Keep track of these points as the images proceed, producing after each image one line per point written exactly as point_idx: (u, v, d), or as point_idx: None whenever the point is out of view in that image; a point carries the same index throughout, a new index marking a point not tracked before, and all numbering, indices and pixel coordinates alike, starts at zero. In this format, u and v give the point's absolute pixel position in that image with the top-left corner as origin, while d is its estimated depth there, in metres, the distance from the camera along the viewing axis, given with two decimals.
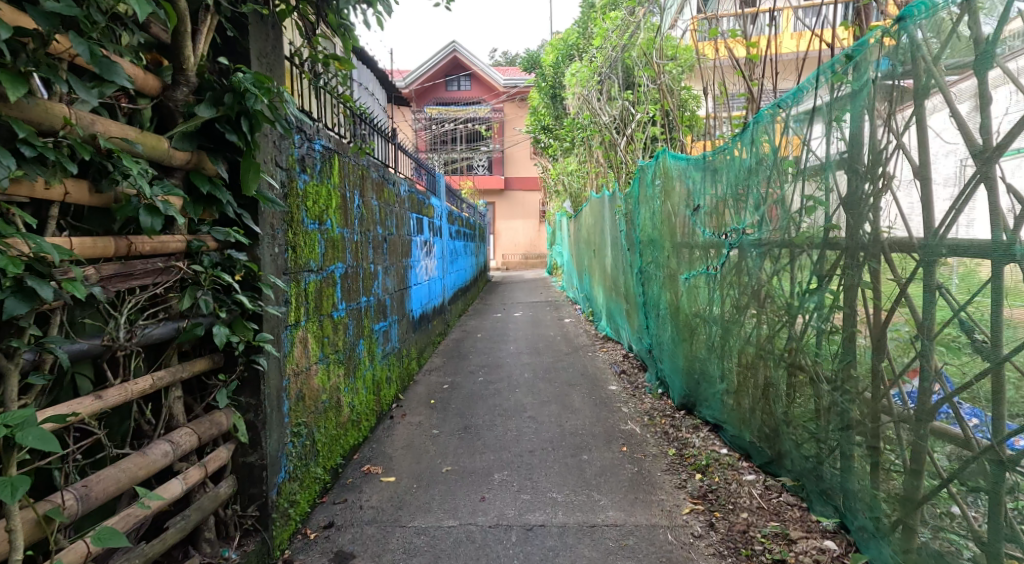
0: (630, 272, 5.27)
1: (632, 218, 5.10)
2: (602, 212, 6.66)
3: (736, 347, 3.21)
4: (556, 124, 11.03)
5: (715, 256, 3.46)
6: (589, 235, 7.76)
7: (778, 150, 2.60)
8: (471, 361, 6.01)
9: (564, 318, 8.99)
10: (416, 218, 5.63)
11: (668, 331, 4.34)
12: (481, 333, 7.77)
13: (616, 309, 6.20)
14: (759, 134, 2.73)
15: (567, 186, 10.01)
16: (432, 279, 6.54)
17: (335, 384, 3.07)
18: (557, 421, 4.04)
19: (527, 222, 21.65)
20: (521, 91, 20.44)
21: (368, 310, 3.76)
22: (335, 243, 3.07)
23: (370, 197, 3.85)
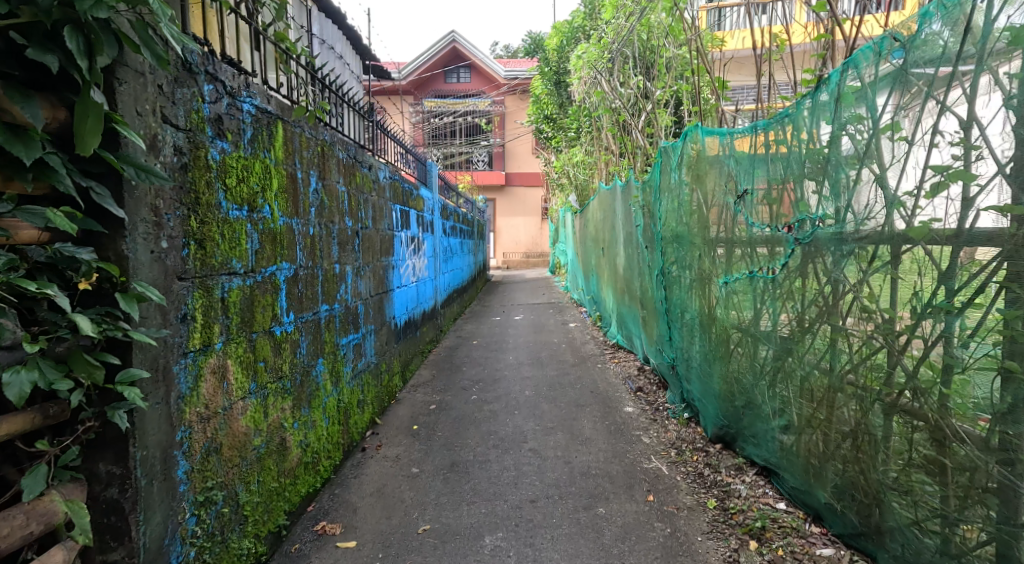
0: (648, 274, 4.56)
1: (651, 211, 4.39)
2: (613, 205, 5.94)
3: (797, 373, 2.50)
4: (561, 113, 10.27)
5: (767, 255, 2.75)
6: (597, 231, 7.05)
7: (880, 109, 1.92)
8: (464, 375, 5.30)
9: (568, 322, 8.26)
10: (401, 211, 4.90)
11: (698, 346, 3.64)
12: (477, 339, 7.06)
13: (629, 315, 5.50)
14: (847, 89, 2.05)
15: (572, 179, 9.29)
16: (422, 281, 5.85)
17: (278, 421, 2.36)
18: (564, 456, 3.32)
19: (529, 219, 20.92)
20: (522, 83, 19.72)
21: (331, 320, 3.05)
22: (277, 237, 2.35)
23: (335, 182, 3.14)
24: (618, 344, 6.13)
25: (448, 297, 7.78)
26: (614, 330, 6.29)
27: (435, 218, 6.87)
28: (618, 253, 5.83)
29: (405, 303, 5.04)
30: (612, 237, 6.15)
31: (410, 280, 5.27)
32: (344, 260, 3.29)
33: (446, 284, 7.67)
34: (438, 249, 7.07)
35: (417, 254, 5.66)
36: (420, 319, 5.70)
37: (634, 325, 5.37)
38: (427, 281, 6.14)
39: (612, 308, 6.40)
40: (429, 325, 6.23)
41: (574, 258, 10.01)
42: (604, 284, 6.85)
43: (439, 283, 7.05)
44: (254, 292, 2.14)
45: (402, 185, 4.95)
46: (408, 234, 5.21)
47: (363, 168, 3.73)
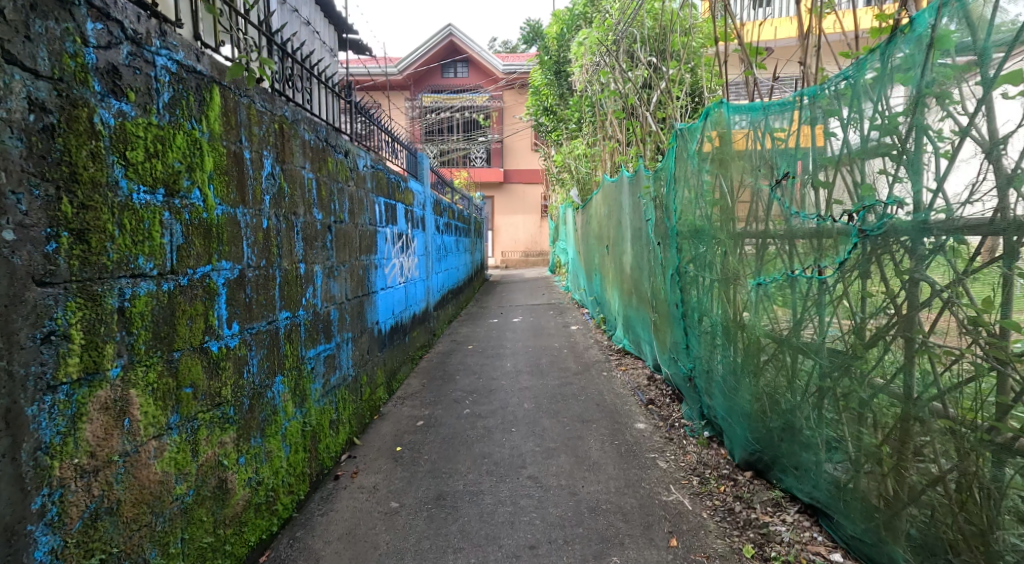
0: (660, 275, 4.10)
1: (665, 204, 3.93)
2: (619, 199, 5.46)
3: (855, 396, 2.04)
4: (561, 104, 9.80)
5: (818, 253, 2.28)
6: (601, 228, 6.58)
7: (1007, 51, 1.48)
8: (457, 385, 4.83)
9: (570, 325, 7.79)
10: (385, 205, 4.42)
11: (724, 356, 3.18)
12: (473, 344, 6.60)
13: (639, 319, 5.04)
14: (950, 33, 1.62)
15: (573, 173, 8.81)
16: (411, 282, 5.40)
17: (215, 461, 1.89)
18: (569, 486, 2.86)
19: (528, 217, 20.45)
20: (521, 77, 19.23)
21: (294, 330, 2.58)
22: (211, 231, 1.89)
23: (299, 167, 2.67)
24: (625, 350, 5.67)
25: (441, 298, 7.32)
26: (620, 334, 5.83)
27: (427, 214, 6.41)
28: (625, 250, 5.37)
29: (390, 307, 4.58)
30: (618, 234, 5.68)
31: (397, 281, 4.82)
32: (312, 259, 2.83)
33: (439, 284, 7.22)
34: (431, 248, 6.61)
35: (406, 253, 5.20)
36: (408, 324, 5.23)
37: (644, 330, 4.90)
38: (417, 282, 5.69)
39: (617, 312, 5.94)
40: (419, 330, 5.76)
41: (576, 257, 9.54)
42: (609, 285, 6.38)
43: (432, 283, 6.60)
44: (176, 300, 1.68)
45: (386, 176, 4.49)
46: (394, 230, 4.76)
47: (336, 153, 3.27)
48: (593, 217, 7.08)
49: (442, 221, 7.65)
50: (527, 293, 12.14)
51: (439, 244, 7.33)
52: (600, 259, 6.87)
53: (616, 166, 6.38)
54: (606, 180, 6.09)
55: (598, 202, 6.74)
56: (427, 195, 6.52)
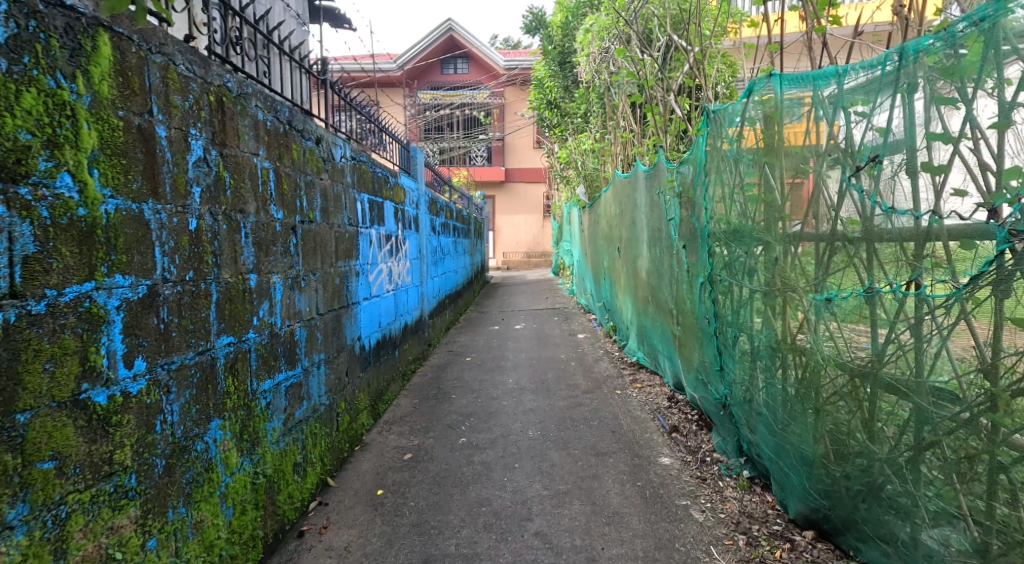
0: (686, 282, 3.58)
1: (692, 201, 3.41)
2: (633, 196, 4.93)
3: (997, 457, 1.65)
4: (566, 97, 9.25)
5: (921, 267, 1.80)
6: (610, 227, 6.06)
7: None
8: (452, 405, 4.31)
9: (576, 333, 7.26)
10: (370, 202, 3.88)
11: (772, 382, 2.67)
12: (471, 355, 6.08)
13: (657, 330, 4.54)
14: None
15: (578, 170, 8.28)
16: (402, 289, 4.89)
17: (101, 556, 1.41)
18: (584, 546, 2.35)
19: (530, 218, 19.92)
20: (522, 73, 18.68)
21: (241, 357, 2.05)
22: (95, 235, 1.41)
23: (249, 153, 2.15)
24: (639, 364, 5.16)
25: (438, 303, 6.84)
26: (634, 346, 5.34)
27: (421, 214, 5.90)
28: (639, 252, 4.86)
29: (377, 318, 4.08)
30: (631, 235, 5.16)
31: (386, 289, 4.32)
32: (267, 266, 2.28)
33: (436, 289, 6.74)
34: (426, 250, 6.12)
35: (397, 257, 4.70)
36: (399, 336, 4.72)
37: (664, 344, 4.40)
38: (410, 288, 5.19)
39: (630, 320, 5.45)
40: (411, 341, 5.24)
41: (581, 259, 8.99)
42: (620, 292, 5.86)
43: (427, 289, 6.10)
44: (16, 334, 1.25)
45: (372, 171, 3.96)
46: (382, 231, 4.25)
47: (305, 139, 2.75)
48: (602, 216, 6.56)
49: (438, 222, 7.11)
50: (529, 296, 11.60)
51: (435, 246, 6.83)
52: (609, 262, 6.34)
53: (627, 160, 5.84)
54: (618, 175, 5.57)
55: (607, 198, 6.22)
56: (421, 192, 6.01)
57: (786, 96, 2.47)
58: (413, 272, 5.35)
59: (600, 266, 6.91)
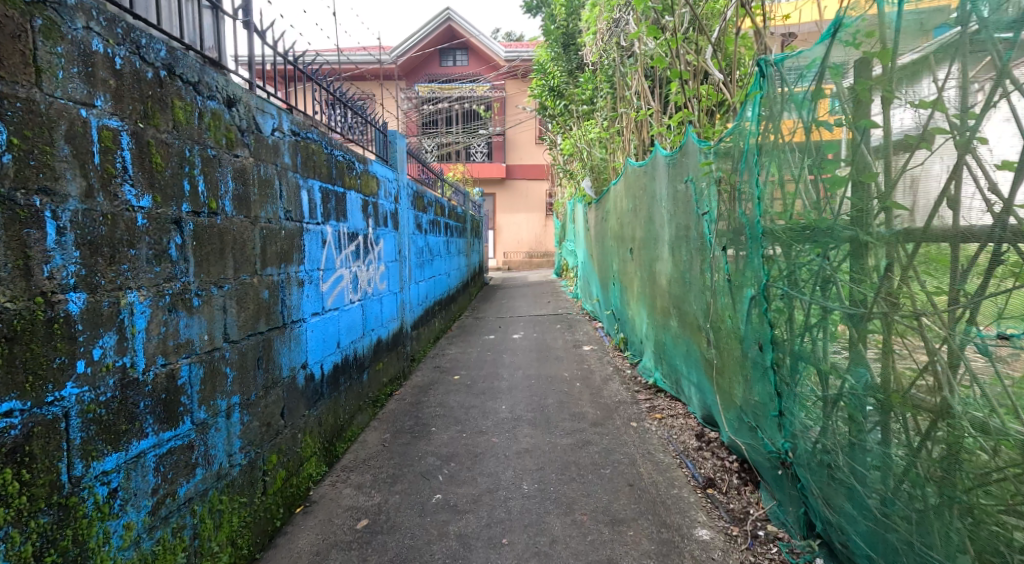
0: (730, 296, 2.80)
1: (740, 190, 2.64)
2: (652, 187, 4.14)
3: None
4: (570, 83, 8.48)
5: None
6: (621, 225, 5.30)
7: None
8: (430, 443, 3.52)
9: (580, 344, 6.47)
10: (321, 191, 3.07)
11: (869, 445, 1.90)
12: (461, 372, 5.29)
13: (683, 349, 3.79)
14: None
15: (583, 162, 7.47)
16: (373, 299, 4.09)
17: None
18: None
19: (531, 216, 19.12)
20: (523, 65, 17.90)
21: (39, 434, 1.33)
22: None
23: (71, 101, 1.42)
24: (658, 387, 4.41)
25: (424, 313, 6.04)
26: (650, 365, 4.60)
27: (401, 210, 5.11)
28: (659, 255, 4.10)
29: (335, 337, 3.27)
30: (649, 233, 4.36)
31: (348, 299, 3.52)
32: (111, 278, 1.52)
33: (421, 296, 5.95)
34: (409, 252, 5.33)
35: (365, 261, 3.90)
36: (367, 356, 3.93)
37: (693, 369, 3.63)
38: (384, 297, 4.39)
39: (646, 334, 4.70)
40: (386, 359, 4.45)
41: (586, 261, 8.20)
42: (633, 302, 5.09)
43: (409, 296, 5.31)
44: None
45: (327, 153, 3.17)
46: (343, 228, 3.45)
47: (208, 98, 1.96)
48: (612, 212, 5.78)
49: (425, 220, 6.33)
50: (529, 299, 10.80)
51: (421, 247, 6.04)
52: (620, 264, 5.55)
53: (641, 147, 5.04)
54: (631, 164, 4.80)
55: (617, 191, 5.45)
56: (403, 185, 5.22)
57: (908, 27, 1.70)
58: (389, 278, 4.55)
59: (609, 269, 6.13)
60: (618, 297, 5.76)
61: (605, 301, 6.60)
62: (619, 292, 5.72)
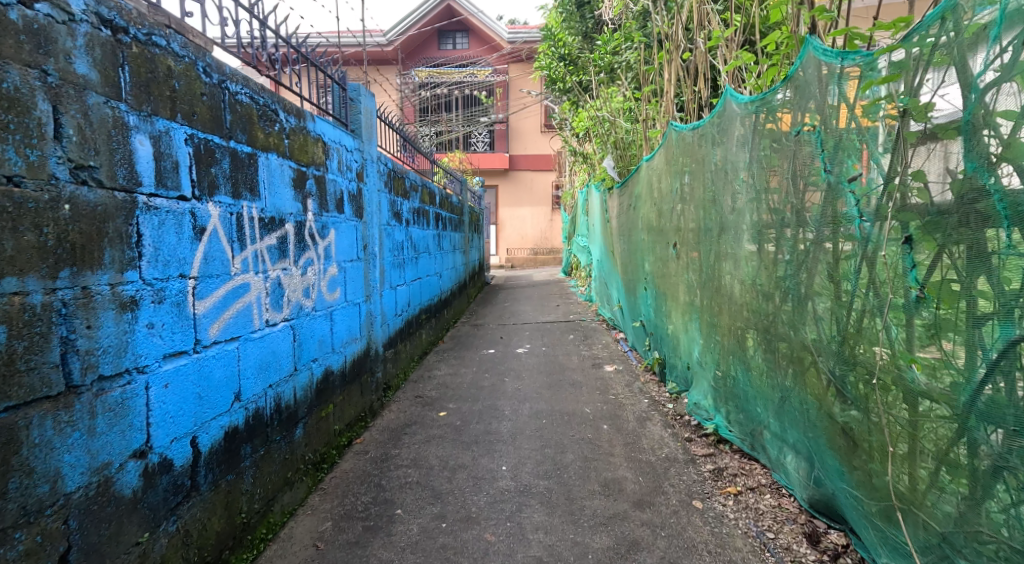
0: (919, 324, 1.67)
1: (974, 123, 1.50)
2: (728, 156, 2.90)
3: None
4: (585, 50, 7.22)
5: None
6: (665, 215, 4.09)
7: None
8: (389, 544, 2.30)
9: (600, 364, 5.25)
10: (187, 136, 1.79)
11: None
12: (449, 408, 4.06)
13: (778, 394, 2.60)
14: None
15: (600, 140, 6.23)
16: (314, 316, 2.86)
17: None
18: None
19: (537, 210, 17.87)
20: (527, 47, 16.64)
21: None
22: None
23: None
24: (723, 437, 3.24)
25: (403, 324, 4.81)
26: (709, 404, 3.42)
27: (368, 192, 3.85)
28: (741, 254, 2.87)
29: (229, 385, 2.04)
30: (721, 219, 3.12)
31: (260, 320, 2.28)
32: None
33: (400, 304, 4.72)
34: (379, 247, 4.07)
35: (299, 261, 2.66)
36: (301, 400, 2.69)
37: (801, 428, 2.43)
38: (335, 310, 3.15)
39: (702, 360, 3.52)
40: (339, 397, 3.22)
41: (604, 259, 6.97)
42: (683, 316, 3.88)
43: (379, 306, 4.07)
44: None
45: (205, 79, 1.90)
46: (251, 210, 2.21)
47: None
48: (647, 196, 4.55)
49: (407, 209, 5.10)
50: (535, 302, 9.55)
51: (400, 241, 4.78)
52: (659, 265, 4.32)
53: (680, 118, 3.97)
54: (688, 128, 3.55)
55: (660, 167, 4.22)
56: (370, 159, 3.94)
57: None
58: (344, 284, 3.31)
59: (639, 268, 4.92)
60: (654, 306, 4.55)
61: (632, 310, 5.39)
62: (655, 300, 4.49)
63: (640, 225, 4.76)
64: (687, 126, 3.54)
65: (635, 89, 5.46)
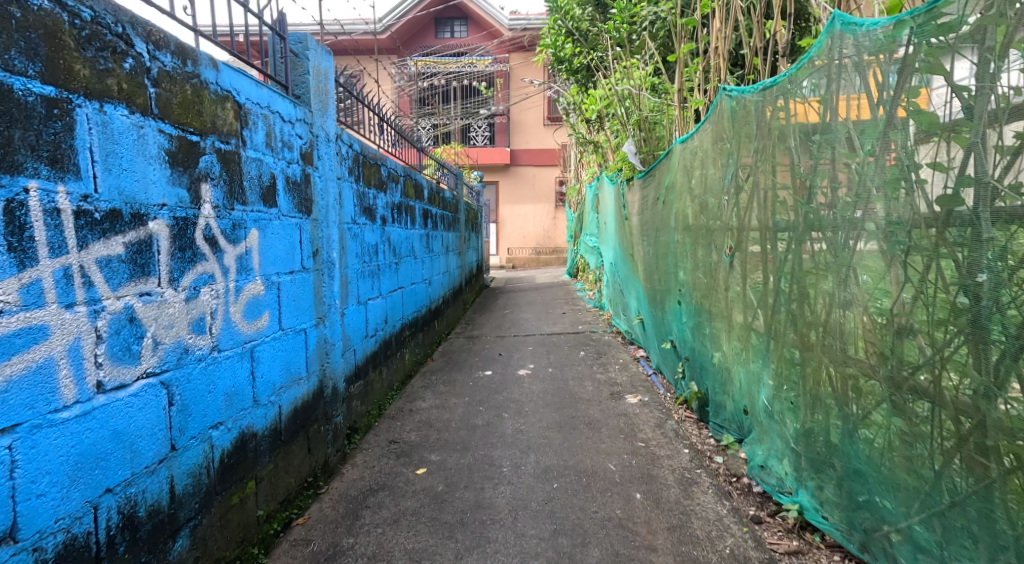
0: None
1: None
2: (831, 125, 1.98)
3: None
4: (597, 21, 6.30)
5: None
6: (716, 210, 3.16)
7: None
8: None
9: (621, 393, 4.32)
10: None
11: None
12: (432, 462, 3.13)
13: None
14: None
15: (618, 124, 5.30)
16: (216, 360, 1.93)
17: None
18: None
19: (539, 207, 16.89)
20: (530, 34, 15.72)
21: None
22: None
23: None
24: (810, 523, 2.32)
25: (376, 346, 3.88)
26: (784, 471, 2.49)
27: (320, 181, 2.93)
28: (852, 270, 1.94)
29: None
30: (817, 215, 2.18)
31: (84, 385, 1.43)
32: None
33: (372, 321, 3.80)
34: (338, 253, 3.15)
35: (181, 281, 1.73)
36: (190, 492, 1.77)
37: (1013, 555, 1.52)
38: (261, 345, 2.23)
39: (772, 409, 2.59)
40: (269, 466, 2.29)
41: (620, 263, 6.04)
42: (746, 345, 2.94)
43: (339, 329, 3.14)
44: None
45: None
46: (58, 198, 1.37)
47: None
48: (688, 187, 3.61)
49: (384, 203, 4.18)
50: (538, 309, 8.61)
51: (372, 245, 3.85)
52: (707, 275, 3.40)
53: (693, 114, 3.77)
54: (754, 91, 2.61)
55: (704, 148, 3.29)
56: (325, 138, 3.00)
57: None
58: (278, 306, 2.39)
59: (673, 277, 3.99)
60: (695, 328, 3.61)
61: (662, 328, 4.46)
62: (697, 319, 3.57)
63: (676, 222, 3.82)
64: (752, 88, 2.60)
65: (664, 58, 4.52)
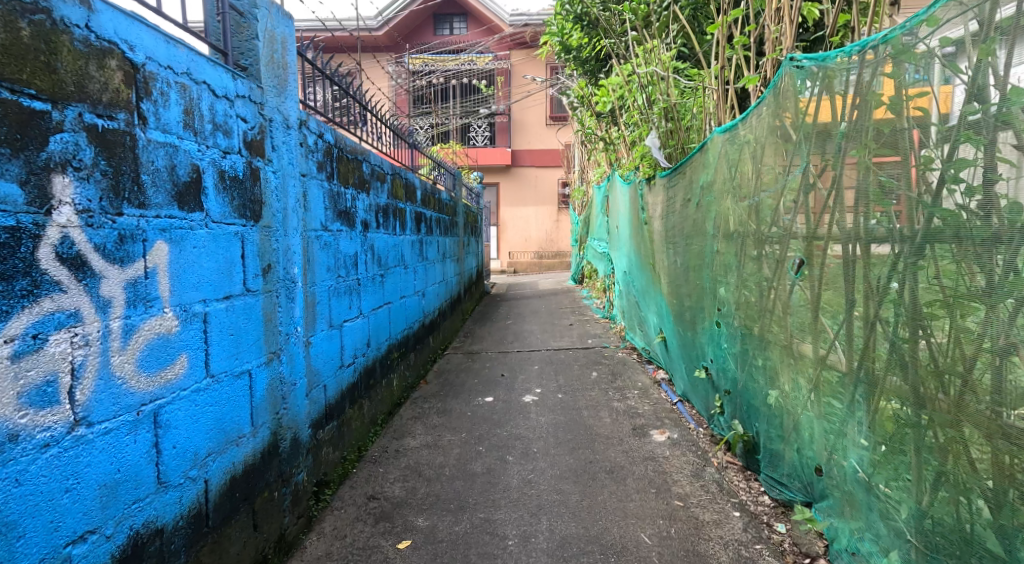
0: None
1: None
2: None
3: None
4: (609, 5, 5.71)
5: None
6: (778, 215, 2.57)
7: None
8: None
9: (645, 429, 3.71)
10: None
11: None
12: (420, 530, 2.52)
13: None
14: None
15: (636, 116, 4.68)
16: (76, 443, 1.33)
17: None
18: None
19: (541, 209, 16.26)
20: (531, 30, 15.14)
21: None
22: None
23: None
24: None
25: (353, 376, 3.26)
26: None
27: (274, 178, 2.30)
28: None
29: None
30: (971, 225, 1.58)
31: None
32: None
33: (348, 347, 3.18)
34: (301, 267, 2.53)
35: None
36: None
37: None
38: (173, 404, 1.61)
39: (866, 478, 1.99)
40: None
41: (638, 271, 5.41)
42: (823, 385, 2.33)
43: (302, 362, 2.51)
44: None
45: None
46: None
47: None
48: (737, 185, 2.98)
49: (366, 206, 3.57)
50: (543, 320, 8.00)
51: (349, 254, 3.22)
52: (766, 294, 2.78)
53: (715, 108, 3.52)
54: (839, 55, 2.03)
55: (760, 138, 2.70)
56: (281, 122, 2.37)
57: None
58: (204, 345, 1.77)
59: (712, 293, 3.36)
60: (747, 357, 3.00)
61: (693, 351, 3.83)
62: (752, 346, 2.96)
63: (719, 229, 3.20)
64: (841, 48, 2.00)
65: (698, 37, 3.88)
